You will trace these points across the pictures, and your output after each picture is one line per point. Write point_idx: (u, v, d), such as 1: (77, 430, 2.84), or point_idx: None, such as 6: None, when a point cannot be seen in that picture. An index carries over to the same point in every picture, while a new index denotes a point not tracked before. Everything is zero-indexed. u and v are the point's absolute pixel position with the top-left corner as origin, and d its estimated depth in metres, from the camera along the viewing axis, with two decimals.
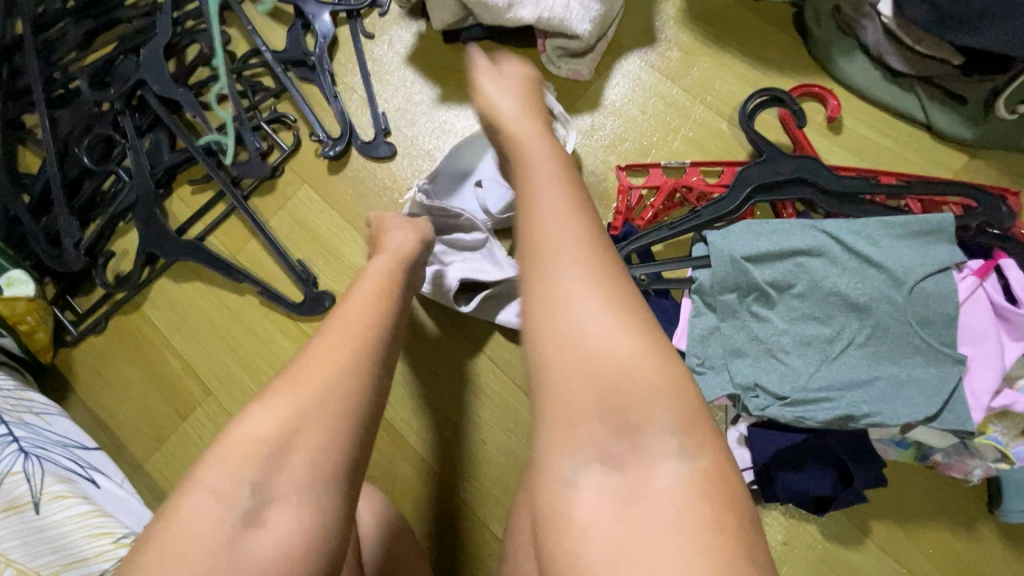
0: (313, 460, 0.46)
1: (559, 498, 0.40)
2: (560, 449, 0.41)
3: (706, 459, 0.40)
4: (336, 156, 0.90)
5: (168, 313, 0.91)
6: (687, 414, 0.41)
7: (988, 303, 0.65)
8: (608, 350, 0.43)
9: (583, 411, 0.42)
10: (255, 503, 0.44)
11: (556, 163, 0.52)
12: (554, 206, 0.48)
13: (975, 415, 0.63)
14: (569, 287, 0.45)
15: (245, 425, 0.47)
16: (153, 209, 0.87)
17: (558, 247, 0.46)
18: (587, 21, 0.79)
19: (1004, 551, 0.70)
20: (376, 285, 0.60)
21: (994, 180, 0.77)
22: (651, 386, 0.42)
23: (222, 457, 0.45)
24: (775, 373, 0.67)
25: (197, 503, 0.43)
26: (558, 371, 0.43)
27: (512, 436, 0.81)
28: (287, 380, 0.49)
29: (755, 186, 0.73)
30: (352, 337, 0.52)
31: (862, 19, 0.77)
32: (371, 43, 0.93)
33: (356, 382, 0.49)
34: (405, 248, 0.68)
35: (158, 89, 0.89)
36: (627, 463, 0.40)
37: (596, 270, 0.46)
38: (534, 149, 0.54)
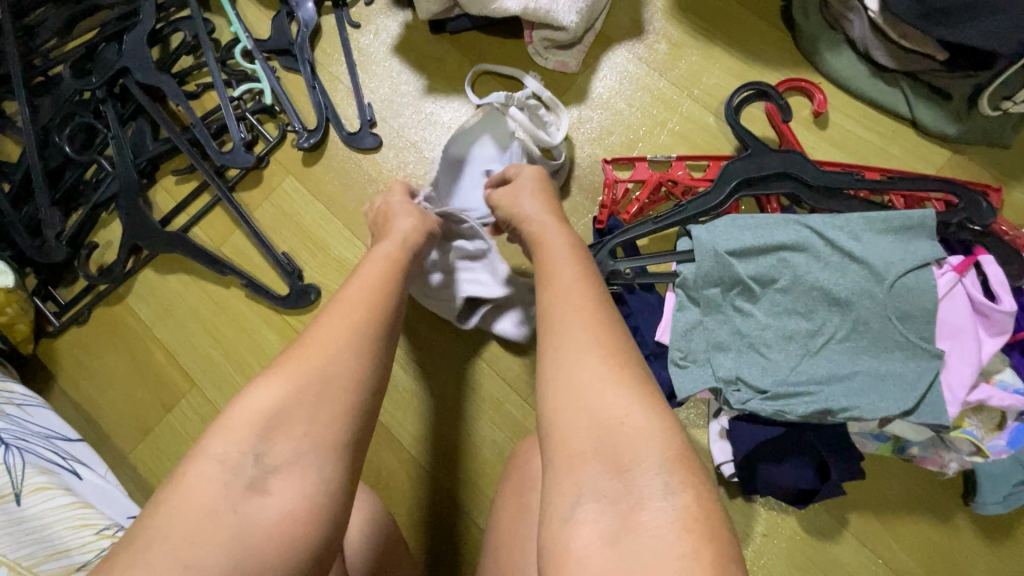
0: (316, 439, 0.46)
1: (559, 534, 0.42)
2: (563, 488, 0.44)
3: (689, 493, 0.41)
4: (311, 148, 0.90)
5: (152, 304, 0.90)
6: (673, 453, 0.43)
7: (966, 299, 0.65)
8: (606, 404, 0.45)
9: (581, 454, 0.44)
10: (261, 471, 0.45)
11: (571, 247, 0.59)
12: (565, 284, 0.55)
13: (951, 409, 0.64)
14: (571, 347, 0.49)
15: (247, 400, 0.47)
16: (136, 199, 0.87)
17: (564, 315, 0.52)
18: (574, 12, 0.79)
19: (979, 543, 0.71)
20: (381, 269, 0.60)
21: (977, 177, 0.77)
22: (643, 432, 0.44)
23: (228, 430, 0.46)
24: (756, 367, 0.67)
25: (202, 469, 0.44)
26: (562, 420, 0.46)
27: (498, 429, 0.82)
28: (290, 357, 0.50)
29: (739, 181, 0.73)
30: (356, 321, 0.53)
31: (849, 14, 0.77)
32: (357, 32, 0.92)
33: (356, 365, 0.50)
34: (411, 233, 0.68)
35: (141, 78, 0.88)
36: (620, 498, 0.42)
37: (598, 332, 0.50)
38: (551, 235, 0.62)
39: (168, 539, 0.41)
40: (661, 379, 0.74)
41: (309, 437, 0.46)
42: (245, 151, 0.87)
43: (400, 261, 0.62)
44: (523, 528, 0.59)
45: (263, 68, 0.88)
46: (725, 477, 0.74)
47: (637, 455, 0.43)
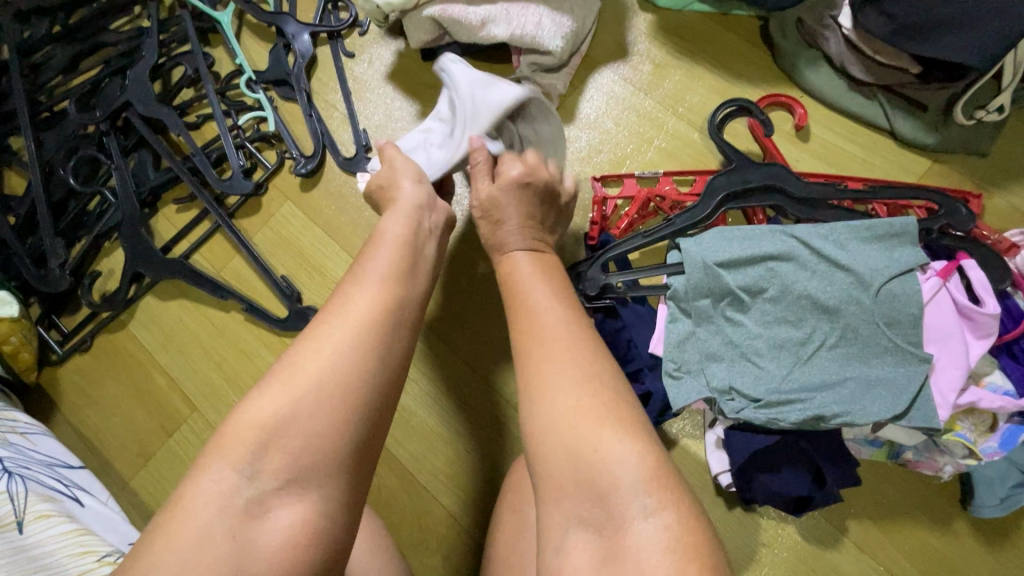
0: (313, 457, 0.48)
1: (553, 563, 0.44)
2: (552, 519, 0.46)
3: (671, 515, 0.42)
4: (309, 174, 0.92)
5: (154, 331, 0.91)
6: (653, 475, 0.44)
7: (950, 303, 0.67)
8: (583, 429, 0.46)
9: (564, 484, 0.46)
10: (258, 491, 0.46)
11: (547, 274, 0.62)
12: (535, 310, 0.56)
13: (942, 412, 0.65)
14: (549, 368, 0.51)
15: (248, 414, 0.48)
16: (138, 228, 0.89)
17: (542, 337, 0.53)
18: (559, 37, 0.81)
19: (979, 548, 0.71)
20: (392, 252, 0.61)
21: (957, 184, 0.79)
22: (622, 455, 0.45)
23: (225, 452, 0.47)
24: (749, 376, 0.68)
25: (202, 491, 0.45)
26: (545, 448, 0.48)
27: (496, 445, 0.82)
28: (283, 368, 0.51)
29: (725, 195, 0.75)
30: (352, 329, 0.53)
31: (824, 32, 0.80)
32: (352, 61, 0.95)
33: (355, 363, 0.51)
34: (409, 201, 0.66)
35: (143, 110, 0.91)
36: (605, 525, 0.43)
37: (575, 355, 0.51)
38: (524, 255, 0.65)
39: (170, 563, 0.42)
40: (656, 391, 0.75)
41: (304, 453, 0.47)
42: (244, 179, 0.89)
43: (411, 239, 0.63)
44: (519, 544, 0.60)
45: (263, 98, 0.91)
46: (723, 487, 0.74)
47: (617, 480, 0.44)
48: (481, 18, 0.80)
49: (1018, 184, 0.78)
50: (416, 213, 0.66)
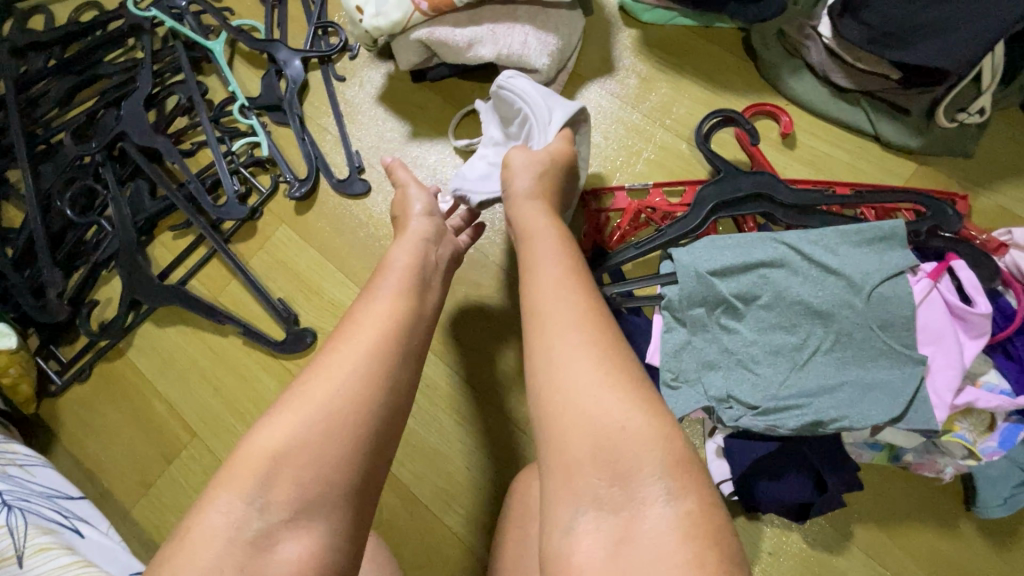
0: (321, 479, 0.48)
1: (561, 545, 0.44)
2: (562, 499, 0.46)
3: (691, 501, 0.43)
4: (303, 197, 0.93)
5: (153, 357, 0.92)
6: (674, 460, 0.45)
7: (942, 304, 0.67)
8: (604, 407, 0.47)
9: (580, 461, 0.46)
10: (266, 524, 0.46)
11: (561, 247, 0.61)
12: (553, 288, 0.56)
13: (940, 413, 0.65)
14: (565, 347, 0.51)
15: (259, 440, 0.49)
16: (135, 256, 0.89)
17: (558, 311, 0.54)
18: (545, 55, 0.82)
19: (987, 550, 0.69)
20: (400, 280, 0.62)
21: (942, 185, 0.80)
22: (642, 437, 0.45)
23: (231, 483, 0.47)
24: (746, 383, 0.68)
25: (209, 524, 0.46)
26: (561, 425, 0.48)
27: (496, 460, 0.82)
28: (294, 394, 0.51)
29: (715, 204, 0.76)
30: (362, 350, 0.54)
31: (805, 41, 0.82)
32: (343, 85, 0.97)
33: (362, 390, 0.51)
34: (412, 232, 0.70)
35: (138, 140, 0.92)
36: (620, 506, 0.44)
37: (594, 334, 0.51)
38: (538, 228, 0.65)
39: None
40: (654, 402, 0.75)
41: (313, 478, 0.48)
42: (239, 204, 0.90)
43: (418, 267, 0.65)
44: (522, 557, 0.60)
45: (256, 124, 0.93)
46: (725, 496, 0.73)
47: (638, 462, 0.44)
48: (468, 40, 0.81)
49: (1002, 182, 0.79)
50: (423, 245, 0.68)
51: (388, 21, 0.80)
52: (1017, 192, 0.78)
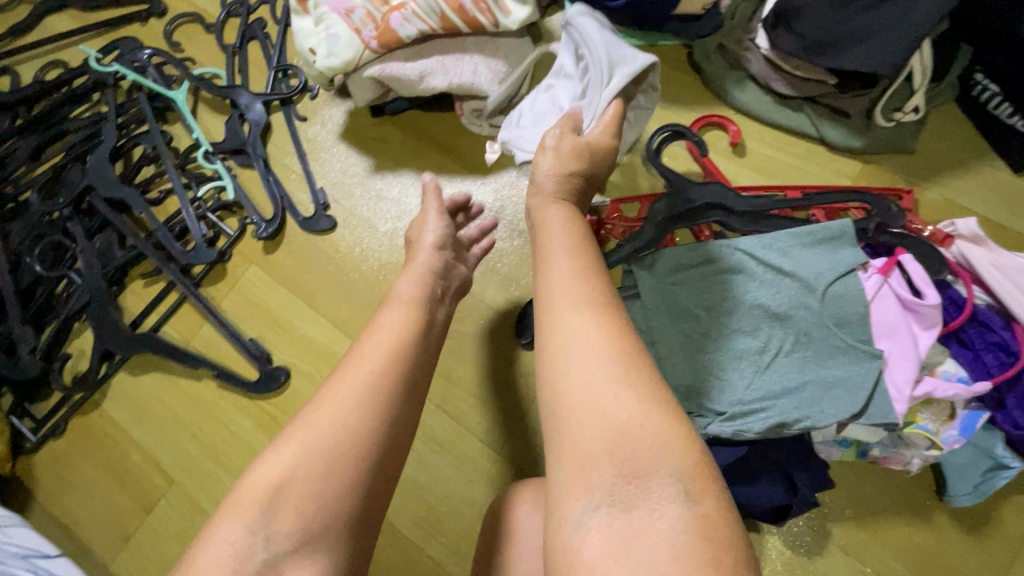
0: (325, 510, 0.49)
1: (570, 539, 0.44)
2: (572, 493, 0.45)
3: (708, 504, 0.43)
4: (270, 237, 0.94)
5: (127, 407, 0.91)
6: (690, 462, 0.44)
7: (894, 298, 0.69)
8: (619, 404, 0.46)
9: (593, 457, 0.45)
10: (271, 554, 0.47)
11: (577, 237, 0.60)
12: (570, 286, 0.55)
13: (899, 406, 0.65)
14: (575, 344, 0.50)
15: (259, 471, 0.50)
16: (105, 307, 0.90)
17: (573, 306, 0.53)
18: (496, 82, 0.84)
19: (963, 539, 0.70)
20: (405, 311, 0.62)
21: (889, 182, 0.82)
22: (659, 438, 0.45)
23: (234, 512, 0.49)
24: (715, 389, 0.69)
25: (212, 552, 0.47)
26: (574, 419, 0.47)
27: (475, 487, 0.81)
28: (297, 424, 0.52)
29: (669, 217, 0.77)
30: (366, 377, 0.55)
31: (745, 53, 0.86)
32: (305, 124, 0.99)
33: (365, 421, 0.52)
34: (427, 268, 0.69)
35: (105, 193, 0.94)
36: (634, 504, 0.43)
37: (610, 333, 0.50)
38: (552, 221, 0.63)
39: None
40: None
41: (321, 506, 0.49)
42: (207, 248, 0.91)
43: (423, 298, 0.65)
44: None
45: (220, 168, 0.95)
46: None
47: (653, 462, 0.44)
48: (419, 72, 0.83)
49: (946, 175, 0.81)
50: (432, 278, 0.69)
51: (340, 60, 0.82)
52: (961, 184, 0.80)
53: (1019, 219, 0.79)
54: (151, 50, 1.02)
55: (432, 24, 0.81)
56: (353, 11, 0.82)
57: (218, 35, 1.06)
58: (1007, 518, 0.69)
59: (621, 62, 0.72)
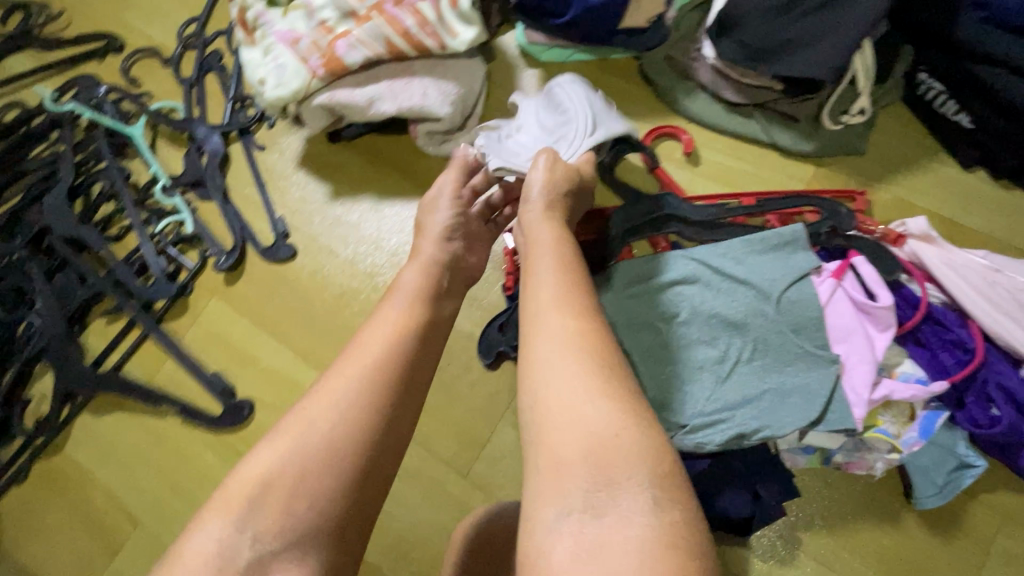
0: (312, 509, 0.50)
1: (541, 544, 0.43)
2: (547, 498, 0.45)
3: (677, 513, 0.42)
4: (231, 268, 0.94)
5: (91, 448, 0.90)
6: (662, 471, 0.44)
7: (848, 302, 0.68)
8: (595, 413, 0.46)
9: (570, 463, 0.45)
10: (257, 553, 0.48)
11: (564, 252, 0.61)
12: (554, 302, 0.55)
13: (859, 411, 0.65)
14: (556, 353, 0.51)
15: (251, 465, 0.51)
16: (66, 349, 0.90)
17: (558, 320, 0.53)
18: (447, 104, 0.84)
19: (932, 542, 0.69)
20: (405, 305, 0.64)
21: (842, 184, 0.82)
22: (633, 448, 0.45)
23: (222, 505, 0.50)
24: (681, 396, 0.68)
25: (198, 547, 0.48)
26: (552, 426, 0.47)
27: (444, 513, 0.79)
28: (290, 421, 0.53)
29: (624, 229, 0.77)
30: (368, 370, 0.56)
31: (693, 64, 0.86)
32: (264, 153, 0.99)
33: (357, 418, 0.53)
34: (433, 258, 0.70)
35: (62, 232, 0.93)
36: (606, 511, 0.43)
37: (589, 346, 0.51)
38: (541, 238, 0.63)
39: None
40: None
41: (306, 504, 0.50)
42: (167, 282, 0.92)
43: (426, 293, 0.66)
44: None
45: (179, 202, 0.94)
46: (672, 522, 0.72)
47: (627, 471, 0.44)
48: (368, 98, 0.83)
49: (898, 175, 0.81)
50: (437, 272, 0.69)
51: (288, 90, 0.82)
52: (913, 183, 0.81)
53: (971, 216, 0.79)
54: (107, 86, 1.03)
55: (378, 49, 0.81)
56: (299, 41, 0.83)
57: (175, 69, 1.06)
58: (976, 518, 0.69)
59: (605, 122, 0.77)
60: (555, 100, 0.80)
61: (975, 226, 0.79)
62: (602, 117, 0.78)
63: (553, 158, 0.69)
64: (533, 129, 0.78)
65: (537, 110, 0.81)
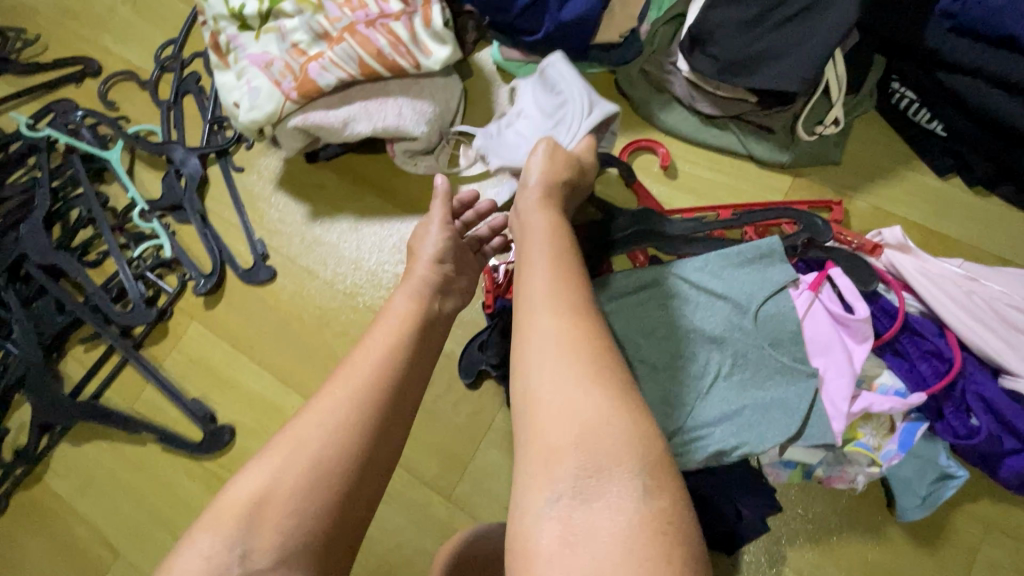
0: (305, 524, 0.48)
1: (526, 529, 0.42)
2: (536, 483, 0.44)
3: (665, 501, 0.42)
4: (210, 291, 0.93)
5: (70, 478, 0.89)
6: (652, 460, 0.43)
7: (825, 314, 0.68)
8: (585, 399, 0.45)
9: (559, 447, 0.44)
10: (247, 572, 0.45)
11: (561, 240, 0.60)
12: (549, 286, 0.54)
13: (838, 424, 0.65)
14: (551, 336, 0.50)
15: (242, 484, 0.49)
16: (43, 378, 0.89)
17: (553, 306, 0.52)
18: (423, 123, 0.84)
19: (915, 553, 0.68)
20: (399, 320, 0.62)
21: (819, 194, 0.82)
22: (623, 434, 0.44)
23: (212, 524, 0.47)
24: (668, 406, 0.67)
25: (186, 566, 0.45)
26: (543, 411, 0.46)
27: (427, 535, 0.79)
28: (284, 435, 0.52)
29: (604, 247, 0.77)
30: (363, 383, 0.54)
31: (668, 77, 0.86)
32: (242, 175, 0.98)
33: (350, 432, 0.51)
34: (426, 280, 0.67)
35: (38, 259, 0.92)
36: (594, 497, 0.42)
37: (582, 333, 0.50)
38: (537, 224, 0.63)
39: None
40: None
41: (299, 518, 0.48)
42: (145, 308, 0.90)
43: (420, 312, 0.63)
44: None
45: (157, 226, 0.94)
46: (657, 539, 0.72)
47: (616, 458, 0.43)
48: (343, 118, 0.83)
49: (874, 184, 0.81)
50: (429, 292, 0.67)
51: (262, 112, 0.82)
52: (889, 191, 0.81)
53: (947, 223, 0.79)
54: (83, 111, 1.02)
55: (351, 70, 0.81)
56: (272, 64, 0.82)
57: (153, 92, 1.05)
58: (958, 529, 0.68)
59: (601, 102, 0.80)
60: (547, 82, 0.84)
61: (951, 233, 0.79)
62: (591, 97, 0.80)
63: (550, 151, 0.70)
64: (528, 117, 0.84)
65: (536, 93, 0.85)
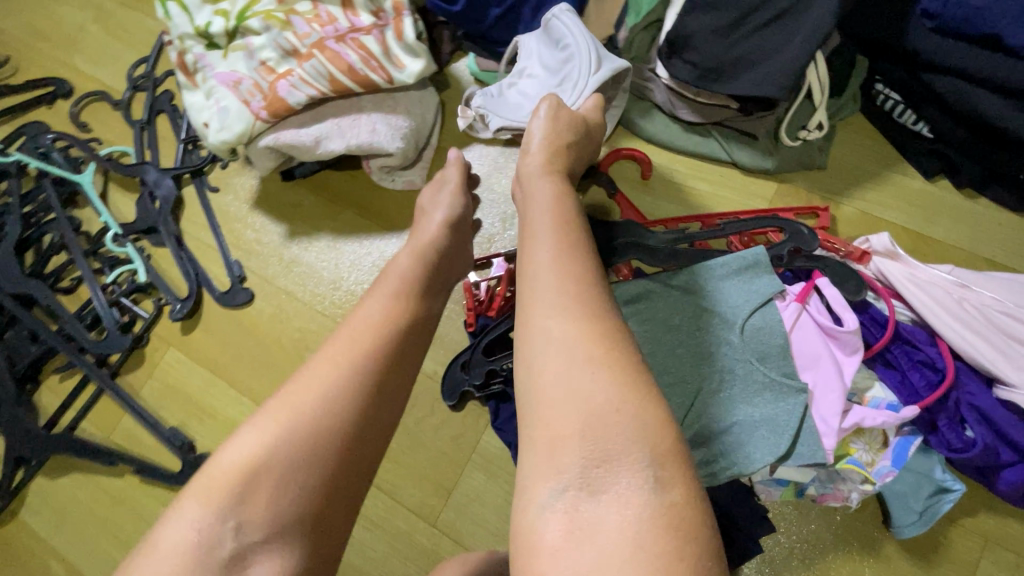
0: (300, 496, 0.46)
1: (528, 522, 0.40)
2: (540, 473, 0.41)
3: (677, 494, 0.38)
4: (186, 316, 0.90)
5: (47, 513, 0.86)
6: (664, 448, 0.40)
7: (814, 327, 0.67)
8: (591, 382, 0.42)
9: (563, 433, 0.41)
10: (240, 545, 0.44)
11: (566, 208, 0.57)
12: (554, 256, 0.51)
13: (829, 441, 0.63)
14: (555, 311, 0.47)
15: (233, 450, 0.46)
16: (16, 411, 0.86)
17: (559, 277, 0.49)
18: (399, 138, 0.81)
19: (913, 569, 0.67)
20: (399, 284, 0.59)
21: (806, 201, 0.80)
22: (632, 420, 0.40)
23: (201, 491, 0.45)
24: (680, 399, 0.66)
25: (175, 537, 0.43)
26: (547, 396, 0.43)
27: (414, 563, 0.76)
28: (279, 401, 0.48)
29: None
30: (364, 348, 0.52)
31: (648, 84, 0.84)
32: (218, 196, 0.96)
33: (348, 399, 0.48)
34: (429, 245, 0.65)
35: (10, 289, 0.90)
36: (603, 489, 0.39)
37: (586, 309, 0.46)
38: (540, 192, 0.60)
39: None
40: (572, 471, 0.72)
41: (294, 489, 0.45)
42: (120, 334, 0.88)
43: (419, 277, 0.61)
44: None
45: (131, 250, 0.91)
46: None
47: (624, 448, 0.40)
48: (315, 136, 0.80)
49: (860, 188, 0.80)
50: (434, 256, 0.65)
51: (232, 133, 0.80)
52: (876, 196, 0.79)
53: (936, 227, 0.77)
54: (53, 134, 0.98)
55: (322, 87, 0.78)
56: (241, 82, 0.80)
57: (126, 112, 1.03)
58: (956, 542, 0.66)
59: (610, 57, 0.75)
60: (554, 35, 0.79)
61: (940, 237, 0.77)
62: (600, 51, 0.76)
63: (554, 107, 0.68)
64: (531, 73, 0.80)
65: (542, 48, 0.80)
